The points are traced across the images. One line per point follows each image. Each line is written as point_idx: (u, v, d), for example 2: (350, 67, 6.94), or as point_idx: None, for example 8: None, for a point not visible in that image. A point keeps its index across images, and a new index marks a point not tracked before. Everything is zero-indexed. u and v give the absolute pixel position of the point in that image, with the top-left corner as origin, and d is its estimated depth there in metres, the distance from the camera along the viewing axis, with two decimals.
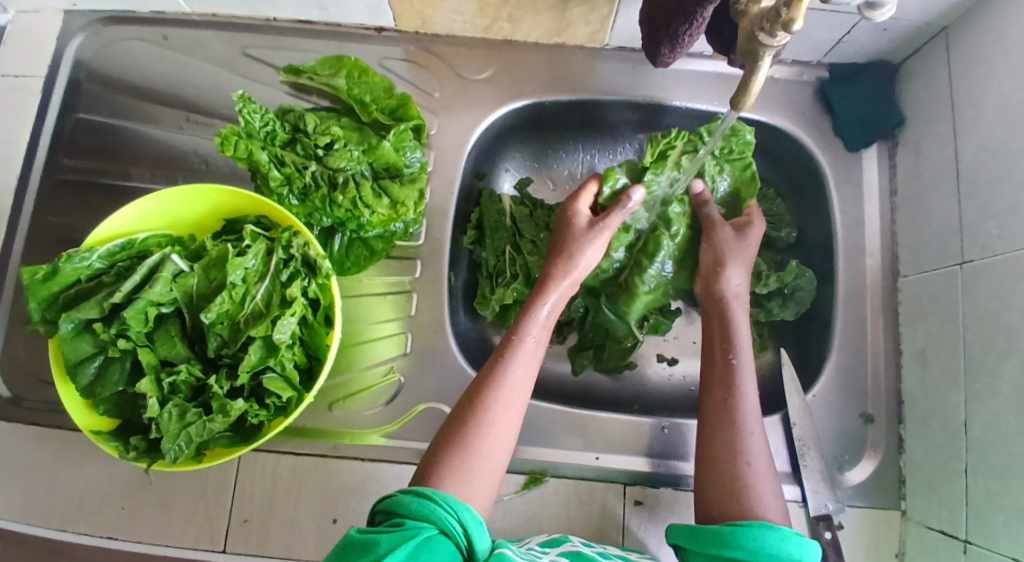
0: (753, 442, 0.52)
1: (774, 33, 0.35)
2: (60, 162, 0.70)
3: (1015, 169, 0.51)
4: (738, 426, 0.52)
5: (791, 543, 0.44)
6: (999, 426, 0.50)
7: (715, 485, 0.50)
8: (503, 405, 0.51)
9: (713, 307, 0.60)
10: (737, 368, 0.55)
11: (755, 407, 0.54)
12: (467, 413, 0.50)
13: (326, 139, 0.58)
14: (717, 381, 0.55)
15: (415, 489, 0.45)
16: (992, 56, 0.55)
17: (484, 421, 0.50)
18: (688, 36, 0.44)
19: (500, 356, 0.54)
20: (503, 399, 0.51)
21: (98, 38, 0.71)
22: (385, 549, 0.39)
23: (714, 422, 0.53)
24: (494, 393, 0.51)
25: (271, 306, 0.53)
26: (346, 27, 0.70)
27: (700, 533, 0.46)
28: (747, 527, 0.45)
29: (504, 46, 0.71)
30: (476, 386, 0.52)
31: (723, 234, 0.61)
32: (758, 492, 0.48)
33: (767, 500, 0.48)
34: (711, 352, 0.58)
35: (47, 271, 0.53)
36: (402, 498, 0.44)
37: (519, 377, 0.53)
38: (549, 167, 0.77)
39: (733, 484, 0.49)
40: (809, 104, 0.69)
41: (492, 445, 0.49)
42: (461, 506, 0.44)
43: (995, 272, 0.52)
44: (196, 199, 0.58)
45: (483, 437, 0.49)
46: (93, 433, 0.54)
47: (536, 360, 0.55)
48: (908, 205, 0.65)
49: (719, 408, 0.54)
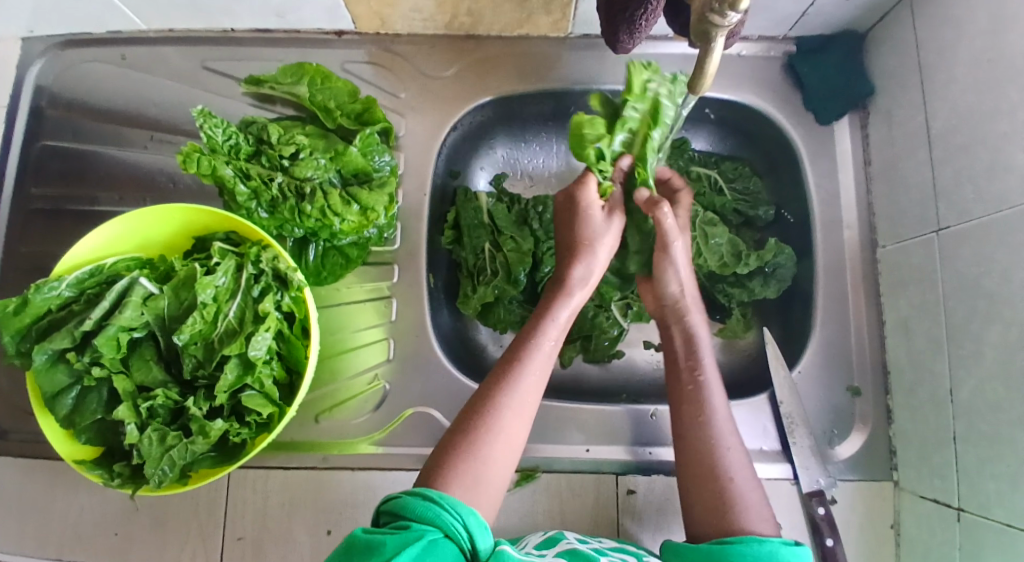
0: (729, 455, 0.51)
1: (724, 13, 0.34)
2: (28, 192, 0.69)
3: (987, 130, 0.51)
4: (714, 442, 0.51)
5: (782, 551, 0.44)
6: (986, 391, 0.50)
7: (701, 501, 0.49)
8: (515, 411, 0.50)
9: (677, 323, 0.59)
10: (704, 383, 0.54)
11: (726, 411, 0.54)
12: (476, 421, 0.49)
13: (290, 149, 0.57)
14: (685, 400, 0.54)
15: (421, 492, 0.43)
16: (958, 18, 0.54)
17: (494, 427, 0.48)
18: (646, 20, 0.43)
19: (514, 361, 0.52)
20: (515, 407, 0.50)
21: (55, 61, 0.70)
22: (391, 551, 0.38)
23: (699, 441, 0.52)
24: (507, 400, 0.50)
25: (244, 323, 0.53)
26: (306, 32, 0.69)
27: (688, 553, 0.45)
28: (737, 544, 0.44)
29: (467, 42, 0.70)
30: (484, 393, 0.51)
31: (680, 249, 0.58)
32: (745, 504, 0.48)
33: (755, 510, 0.48)
34: (676, 369, 0.57)
35: (17, 303, 0.52)
36: (407, 499, 0.43)
37: (533, 382, 0.52)
38: (524, 164, 0.76)
39: (716, 500, 0.49)
40: (779, 79, 0.68)
41: (500, 454, 0.48)
42: (467, 513, 0.43)
43: (973, 237, 0.52)
44: (161, 221, 0.57)
45: (492, 445, 0.48)
46: (76, 462, 0.53)
47: (549, 367, 0.54)
48: (883, 173, 0.64)
49: (690, 423, 0.53)
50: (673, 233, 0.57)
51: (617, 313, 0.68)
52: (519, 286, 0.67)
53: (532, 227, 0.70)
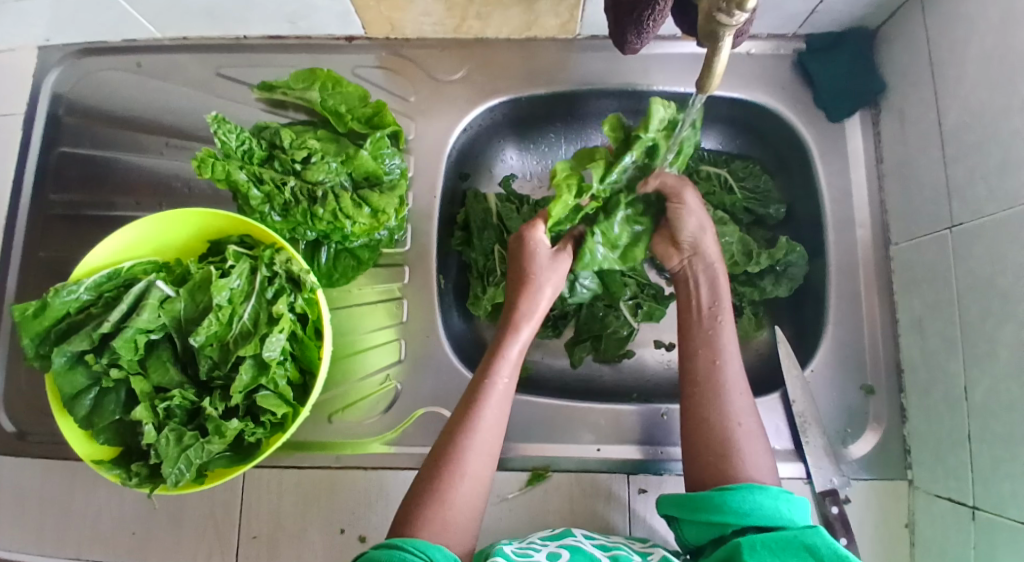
0: (737, 400, 0.53)
1: (731, 12, 0.34)
2: (47, 198, 0.71)
3: (999, 126, 0.51)
4: (727, 386, 0.53)
5: (781, 501, 0.45)
6: (1000, 390, 0.50)
7: (706, 451, 0.51)
8: (478, 452, 0.50)
9: (699, 272, 0.60)
10: (722, 328, 0.57)
11: (740, 373, 0.55)
12: (440, 464, 0.49)
13: (302, 153, 0.58)
14: (701, 345, 0.56)
15: (387, 542, 0.43)
16: (969, 12, 0.54)
17: (460, 468, 0.49)
18: (654, 20, 0.43)
19: (471, 404, 0.52)
20: (478, 446, 0.50)
21: (72, 69, 0.72)
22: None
23: (708, 385, 0.54)
24: (469, 441, 0.50)
25: (259, 325, 0.54)
26: (317, 38, 0.70)
27: (690, 502, 0.47)
28: (733, 493, 0.46)
29: (476, 45, 0.70)
30: (448, 434, 0.51)
31: (692, 199, 0.60)
32: (744, 453, 0.50)
33: (755, 459, 0.50)
34: (695, 314, 0.58)
35: (37, 307, 0.54)
36: (374, 552, 0.42)
37: (492, 423, 0.52)
38: (534, 166, 0.76)
39: (723, 446, 0.51)
40: (789, 78, 0.68)
41: (467, 492, 0.48)
42: (433, 549, 0.42)
43: (987, 233, 0.51)
44: (177, 225, 0.58)
45: (461, 486, 0.48)
46: (94, 462, 0.54)
47: (509, 402, 0.54)
48: (895, 170, 0.64)
49: (705, 368, 0.55)
50: (678, 184, 0.60)
51: (627, 312, 0.68)
52: None
53: None
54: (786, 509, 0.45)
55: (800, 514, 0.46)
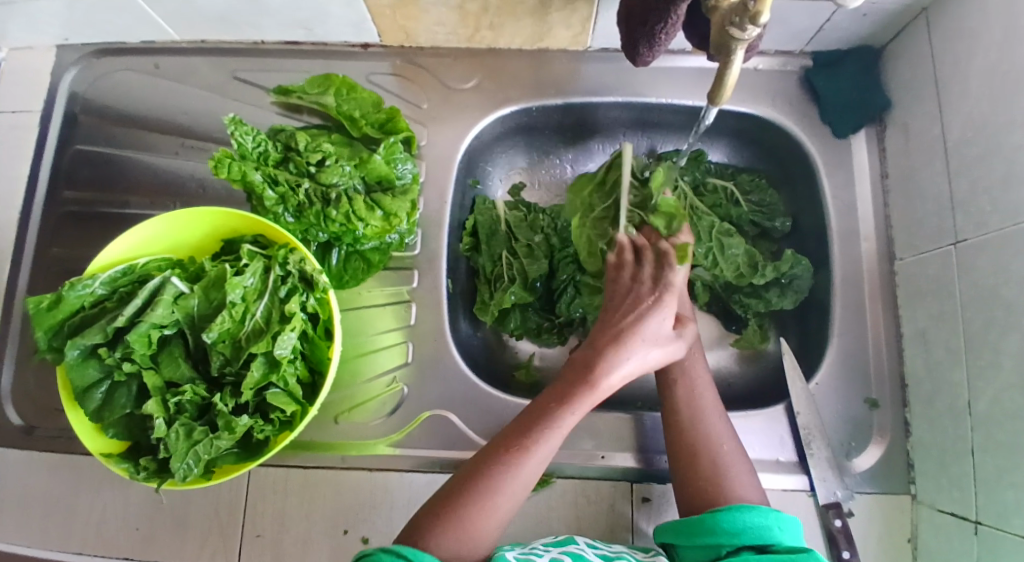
0: (716, 424, 0.54)
1: (744, 26, 0.35)
2: (62, 196, 0.72)
3: (1002, 142, 0.52)
4: (705, 413, 0.54)
5: (770, 519, 0.46)
6: (1005, 401, 0.50)
7: (694, 474, 0.51)
8: (518, 481, 0.49)
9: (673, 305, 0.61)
10: (696, 359, 0.58)
11: (714, 397, 0.56)
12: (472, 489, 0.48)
13: (317, 156, 0.59)
14: (678, 375, 0.57)
15: (395, 549, 0.43)
16: (973, 31, 0.55)
17: (494, 493, 0.48)
18: (666, 34, 0.45)
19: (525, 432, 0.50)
20: (519, 474, 0.49)
21: (90, 70, 0.73)
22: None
23: (688, 411, 0.55)
24: (514, 468, 0.49)
25: (271, 323, 0.54)
26: (332, 45, 0.71)
27: (686, 527, 0.48)
28: (725, 513, 0.47)
29: (488, 55, 0.72)
30: (484, 461, 0.50)
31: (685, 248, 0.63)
32: (734, 474, 0.51)
33: (742, 479, 0.51)
34: None
35: (52, 300, 0.54)
36: (383, 555, 0.42)
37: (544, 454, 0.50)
38: (541, 174, 0.78)
39: (710, 469, 0.51)
40: (796, 93, 0.69)
41: (496, 516, 0.48)
42: None
43: (990, 246, 0.52)
44: (193, 223, 0.59)
45: (489, 514, 0.47)
46: (103, 456, 0.54)
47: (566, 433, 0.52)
48: (900, 185, 0.65)
49: (684, 398, 0.55)
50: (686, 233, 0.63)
51: None
52: (535, 292, 0.69)
53: (547, 236, 0.71)
54: (776, 526, 0.46)
55: (791, 532, 0.46)
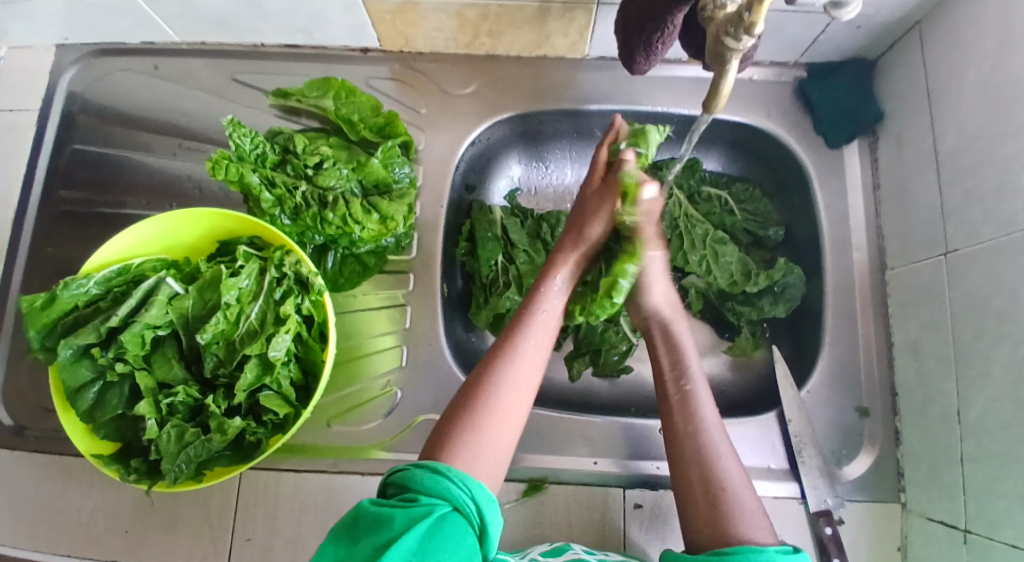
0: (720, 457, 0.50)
1: (738, 36, 0.35)
2: (58, 195, 0.72)
3: (993, 156, 0.52)
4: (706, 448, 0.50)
5: (779, 557, 0.42)
6: (995, 412, 0.51)
7: (701, 518, 0.47)
8: (518, 383, 0.48)
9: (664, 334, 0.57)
10: (690, 389, 0.53)
11: (719, 427, 0.52)
12: (470, 399, 0.47)
13: (315, 159, 0.60)
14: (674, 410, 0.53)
15: (429, 464, 0.43)
16: (965, 46, 0.56)
17: (496, 394, 0.47)
18: (662, 42, 0.45)
19: (512, 335, 0.51)
20: (514, 377, 0.48)
21: (89, 70, 0.73)
22: (401, 526, 0.39)
23: (688, 447, 0.50)
24: (510, 367, 0.49)
25: (265, 325, 0.54)
26: (332, 49, 0.72)
27: None
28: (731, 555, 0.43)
29: (486, 61, 0.72)
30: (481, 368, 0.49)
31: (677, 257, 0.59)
32: (741, 515, 0.46)
33: (752, 520, 0.46)
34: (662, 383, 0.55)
35: (45, 299, 0.54)
36: (416, 471, 0.43)
37: (532, 353, 0.50)
38: (537, 180, 0.78)
39: (713, 512, 0.47)
40: (789, 104, 0.70)
41: (500, 425, 0.47)
42: (475, 487, 0.42)
43: (980, 258, 0.53)
44: (189, 224, 0.59)
45: (492, 419, 0.46)
46: (94, 457, 0.54)
47: (549, 336, 0.52)
48: (892, 196, 0.65)
49: (681, 434, 0.51)
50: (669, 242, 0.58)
51: (627, 327, 0.69)
52: None
53: (545, 242, 0.72)
54: None
55: None
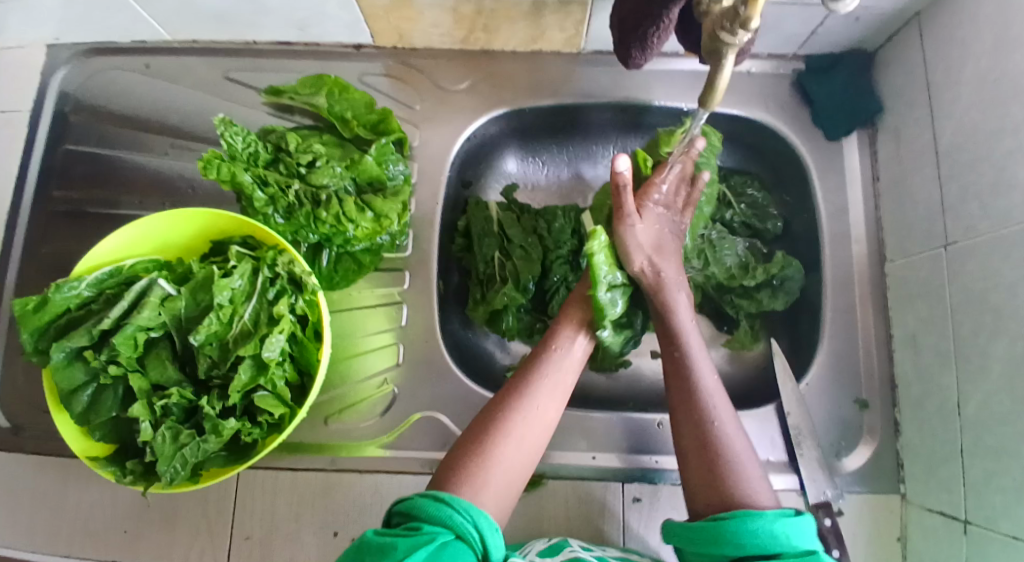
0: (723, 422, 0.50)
1: (734, 31, 0.35)
2: (52, 195, 0.71)
3: (992, 148, 0.52)
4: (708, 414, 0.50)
5: (777, 524, 0.42)
6: (993, 406, 0.50)
7: (702, 482, 0.48)
8: (532, 420, 0.50)
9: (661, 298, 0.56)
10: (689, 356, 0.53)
11: (719, 392, 0.52)
12: (484, 429, 0.49)
13: (307, 157, 0.59)
14: (674, 379, 0.53)
15: (433, 493, 0.44)
16: (964, 37, 0.55)
17: (509, 429, 0.49)
18: (657, 38, 0.45)
19: (528, 374, 0.53)
20: (530, 414, 0.50)
21: (81, 68, 0.73)
22: (402, 553, 0.39)
23: (687, 415, 0.51)
24: (524, 405, 0.50)
25: (259, 325, 0.54)
26: (325, 45, 0.71)
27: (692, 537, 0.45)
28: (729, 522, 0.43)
29: (481, 56, 0.71)
30: (497, 403, 0.51)
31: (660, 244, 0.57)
32: (744, 480, 0.47)
33: (755, 485, 0.46)
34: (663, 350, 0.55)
35: (38, 301, 0.54)
36: (418, 500, 0.43)
37: (547, 394, 0.52)
38: (535, 176, 0.77)
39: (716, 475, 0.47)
40: (788, 96, 0.69)
41: (511, 456, 0.48)
42: (478, 514, 0.42)
43: (979, 251, 0.52)
44: (182, 224, 0.58)
45: (503, 450, 0.48)
46: (90, 459, 0.54)
47: (565, 382, 0.54)
48: (891, 188, 0.65)
49: (682, 402, 0.51)
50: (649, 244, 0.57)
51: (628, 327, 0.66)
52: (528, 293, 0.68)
53: (540, 238, 0.70)
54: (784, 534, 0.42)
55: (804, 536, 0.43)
